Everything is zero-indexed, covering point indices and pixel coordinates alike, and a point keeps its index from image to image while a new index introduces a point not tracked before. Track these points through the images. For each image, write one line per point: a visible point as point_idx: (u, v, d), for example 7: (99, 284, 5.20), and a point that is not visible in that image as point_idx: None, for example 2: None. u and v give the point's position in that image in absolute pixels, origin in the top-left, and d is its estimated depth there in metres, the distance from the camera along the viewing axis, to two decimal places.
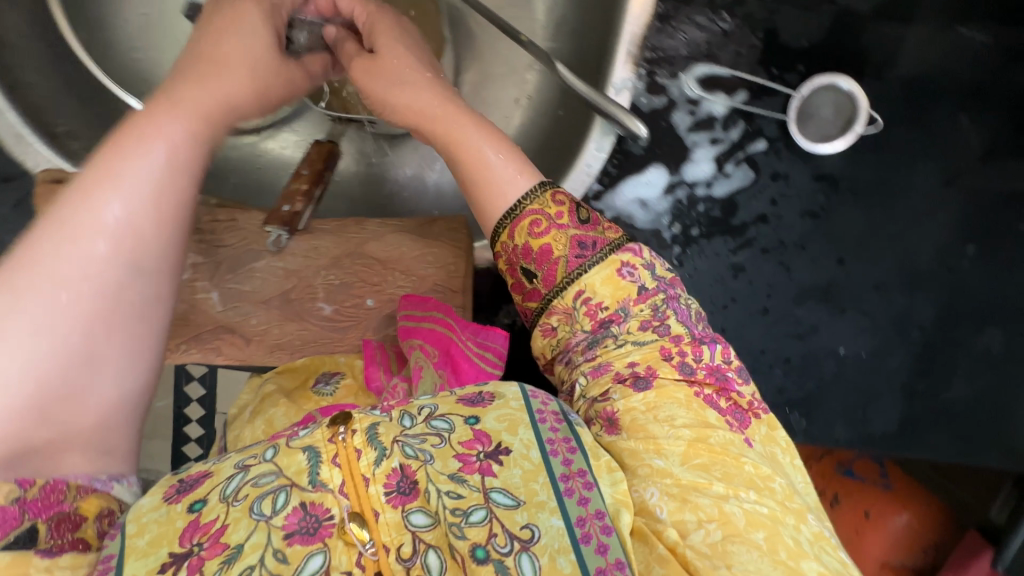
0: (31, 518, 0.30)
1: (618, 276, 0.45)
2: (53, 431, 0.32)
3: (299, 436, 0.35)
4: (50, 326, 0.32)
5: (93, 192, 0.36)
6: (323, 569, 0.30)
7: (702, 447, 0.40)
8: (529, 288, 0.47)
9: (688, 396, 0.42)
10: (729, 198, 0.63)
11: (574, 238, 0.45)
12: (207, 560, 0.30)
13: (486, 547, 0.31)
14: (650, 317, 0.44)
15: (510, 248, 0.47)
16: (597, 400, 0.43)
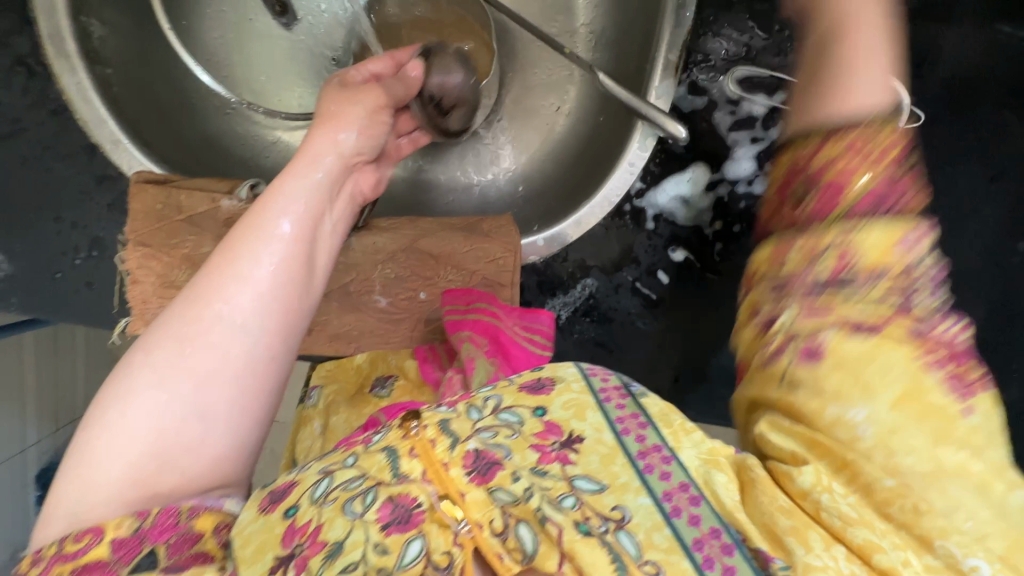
0: (150, 542, 0.31)
1: (896, 245, 0.32)
2: (174, 473, 0.34)
3: (374, 440, 0.36)
4: (176, 377, 0.35)
5: (225, 266, 0.39)
6: (422, 552, 0.32)
7: (915, 402, 0.30)
8: (790, 211, 0.35)
9: (907, 355, 0.31)
10: (771, 197, 0.57)
11: (871, 189, 0.33)
12: (311, 557, 0.31)
13: (586, 523, 0.33)
14: (896, 282, 0.32)
15: (792, 161, 0.35)
16: (802, 340, 0.32)
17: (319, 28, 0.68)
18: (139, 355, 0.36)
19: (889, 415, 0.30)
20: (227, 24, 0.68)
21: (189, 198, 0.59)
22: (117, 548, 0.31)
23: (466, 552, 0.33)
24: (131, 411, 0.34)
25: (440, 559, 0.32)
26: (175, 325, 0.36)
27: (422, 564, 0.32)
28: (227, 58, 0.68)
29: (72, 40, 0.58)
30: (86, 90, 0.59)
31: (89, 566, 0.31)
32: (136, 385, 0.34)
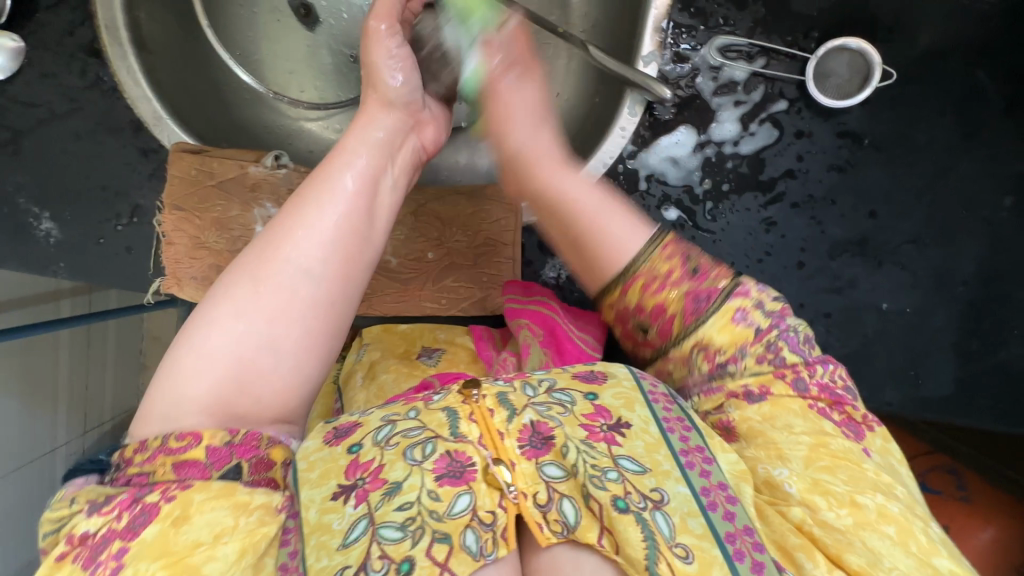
0: (237, 458, 0.34)
1: (732, 322, 0.44)
2: (251, 401, 0.36)
3: (434, 399, 0.38)
4: (250, 312, 0.37)
5: (300, 209, 0.41)
6: (470, 507, 0.34)
7: (825, 453, 0.40)
8: (641, 338, 0.47)
9: (804, 408, 0.43)
10: (756, 155, 0.62)
11: (689, 292, 0.45)
12: (371, 491, 0.34)
13: (625, 498, 0.34)
14: (763, 350, 0.44)
15: (619, 307, 0.47)
16: (710, 412, 0.45)
17: (339, 31, 0.70)
18: (221, 290, 0.38)
19: (808, 472, 0.39)
20: (256, 26, 0.71)
21: (220, 165, 0.61)
22: (211, 455, 0.34)
23: (509, 516, 0.34)
24: (213, 342, 0.36)
25: (485, 516, 0.34)
26: (251, 267, 0.39)
27: (470, 515, 0.33)
28: (260, 55, 0.71)
29: (126, 29, 0.61)
30: (135, 75, 0.62)
31: (187, 463, 0.33)
32: (216, 318, 0.37)
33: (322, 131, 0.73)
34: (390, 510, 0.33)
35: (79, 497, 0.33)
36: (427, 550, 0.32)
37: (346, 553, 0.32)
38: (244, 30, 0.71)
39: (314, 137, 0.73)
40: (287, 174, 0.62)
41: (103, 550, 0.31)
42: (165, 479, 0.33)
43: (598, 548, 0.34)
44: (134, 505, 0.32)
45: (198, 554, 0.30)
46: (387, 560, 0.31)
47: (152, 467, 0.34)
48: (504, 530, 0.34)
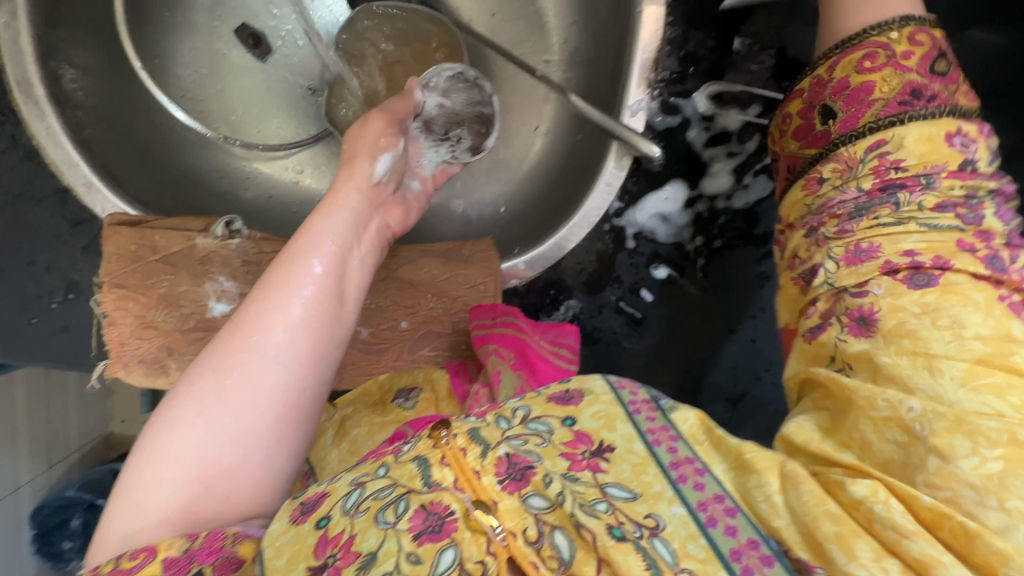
0: (198, 563, 0.33)
1: (945, 139, 0.43)
2: (218, 499, 0.36)
3: (404, 450, 0.36)
4: (217, 409, 0.37)
5: (261, 299, 0.41)
6: (455, 561, 0.31)
7: (996, 368, 0.35)
8: (824, 129, 0.47)
9: (991, 300, 0.38)
10: (749, 208, 0.65)
11: (915, 82, 0.44)
12: (344, 567, 0.31)
13: (620, 528, 0.32)
14: (958, 200, 0.42)
15: (813, 93, 0.48)
16: (851, 292, 0.41)
17: (297, 60, 0.68)
18: (187, 386, 0.38)
19: (961, 396, 0.34)
20: (200, 61, 0.66)
21: (164, 238, 0.58)
22: (168, 567, 0.33)
23: (500, 561, 0.32)
24: (176, 439, 0.36)
25: (474, 568, 0.31)
26: (218, 360, 0.38)
27: (455, 569, 0.31)
28: (201, 96, 0.67)
29: (41, 85, 0.55)
30: (57, 136, 0.56)
31: None
32: (182, 417, 0.37)
33: (283, 172, 0.70)
34: None
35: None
36: None
37: None
38: (176, 68, 0.66)
39: (275, 181, 0.70)
40: (239, 243, 0.59)
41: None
42: None
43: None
44: None
45: None
46: None
47: None
48: None
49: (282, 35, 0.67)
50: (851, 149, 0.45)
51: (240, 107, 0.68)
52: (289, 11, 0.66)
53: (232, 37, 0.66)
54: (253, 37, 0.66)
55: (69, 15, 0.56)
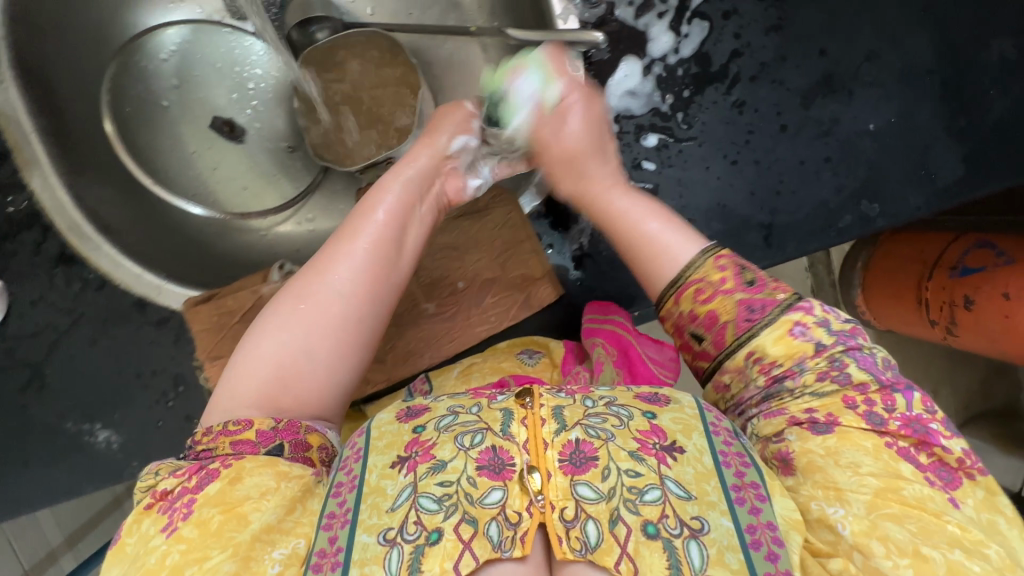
0: (280, 438, 0.41)
1: (790, 335, 0.42)
2: (290, 397, 0.43)
3: (497, 399, 0.40)
4: (292, 327, 0.44)
5: (338, 241, 0.48)
6: (501, 502, 0.34)
7: (893, 499, 0.37)
8: (699, 349, 0.46)
9: (878, 446, 0.39)
10: (700, 54, 0.54)
11: (744, 302, 0.44)
12: (420, 463, 0.36)
13: (656, 525, 0.33)
14: (828, 368, 0.41)
15: (676, 318, 0.47)
16: (771, 441, 0.42)
17: (271, 125, 0.68)
18: (270, 310, 0.46)
19: (869, 516, 0.36)
20: (192, 161, 0.67)
21: (235, 298, 0.56)
22: (260, 435, 0.41)
23: (533, 520, 0.34)
24: (261, 350, 0.44)
25: (512, 515, 0.34)
26: (298, 288, 0.46)
27: (498, 510, 0.34)
28: (212, 190, 0.67)
29: (87, 222, 0.58)
30: (117, 261, 0.58)
31: (241, 441, 0.41)
32: (266, 330, 0.45)
33: (297, 228, 0.68)
34: (431, 483, 0.35)
35: (160, 469, 0.41)
36: (455, 526, 0.33)
37: (392, 515, 0.34)
38: (184, 170, 0.66)
39: (290, 239, 0.68)
40: None
41: (177, 501, 0.38)
42: (224, 454, 0.41)
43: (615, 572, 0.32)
44: (201, 471, 0.40)
45: (248, 505, 0.37)
46: (420, 527, 0.34)
47: (214, 445, 0.41)
48: (526, 531, 0.34)
49: (252, 103, 0.68)
50: (731, 362, 0.44)
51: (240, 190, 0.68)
52: (245, 87, 0.67)
53: (207, 130, 0.67)
54: (226, 124, 0.67)
55: (78, 161, 0.60)
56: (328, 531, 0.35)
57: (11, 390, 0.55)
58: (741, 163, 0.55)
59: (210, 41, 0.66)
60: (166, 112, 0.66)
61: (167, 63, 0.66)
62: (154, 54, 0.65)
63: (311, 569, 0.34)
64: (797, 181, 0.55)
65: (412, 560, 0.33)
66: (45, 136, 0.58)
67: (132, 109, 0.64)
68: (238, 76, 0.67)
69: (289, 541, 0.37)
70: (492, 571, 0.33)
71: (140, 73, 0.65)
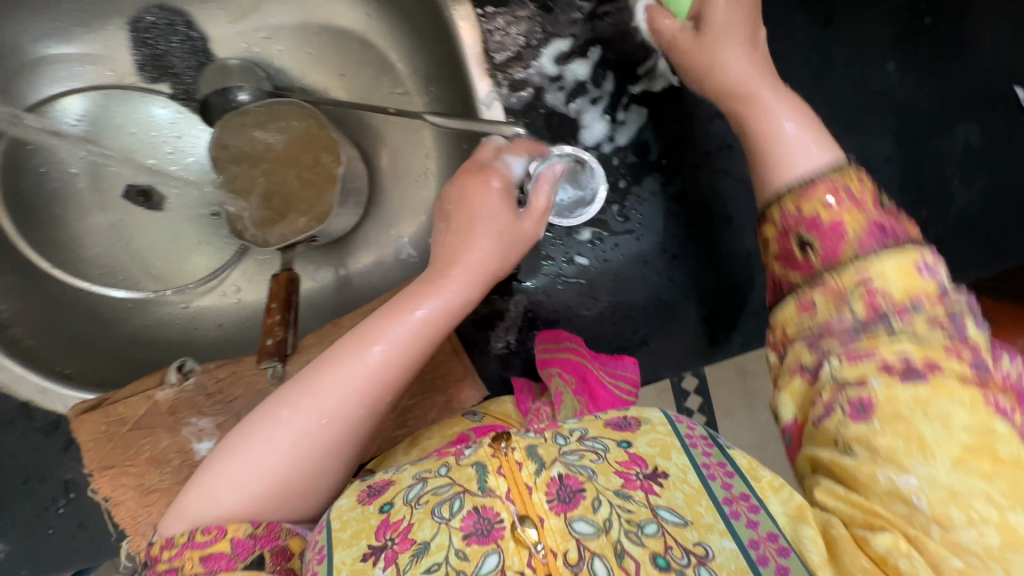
0: (259, 548, 0.37)
1: (917, 271, 0.35)
2: (285, 512, 0.40)
3: (465, 454, 0.36)
4: (302, 445, 0.40)
5: (364, 344, 0.42)
6: (498, 567, 0.31)
7: (982, 455, 0.30)
8: (797, 260, 0.38)
9: (978, 398, 0.31)
10: (637, 142, 0.53)
11: (874, 223, 0.36)
12: (400, 552, 0.32)
13: (665, 556, 0.30)
14: (942, 314, 0.34)
15: (779, 220, 0.38)
16: (849, 384, 0.33)
17: (185, 190, 0.69)
18: (279, 406, 0.41)
19: (949, 479, 0.30)
20: (108, 233, 0.68)
21: (126, 407, 0.54)
22: (235, 546, 0.37)
23: None
24: (264, 458, 0.40)
25: None
26: (313, 399, 0.41)
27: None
28: (124, 264, 0.68)
29: None
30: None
31: (214, 556, 0.37)
32: (268, 436, 0.40)
33: (223, 299, 0.69)
34: (418, 573, 0.31)
35: None
36: None
37: None
38: (96, 240, 0.67)
39: (215, 312, 0.68)
40: (196, 381, 0.56)
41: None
42: (194, 573, 0.36)
43: None
44: None
45: None
46: None
47: (181, 562, 0.37)
48: None
49: (166, 170, 0.68)
50: (834, 279, 0.35)
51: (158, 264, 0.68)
52: (160, 154, 0.68)
53: (122, 198, 0.68)
54: (142, 194, 0.68)
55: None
56: None
57: None
58: None
59: (119, 107, 0.67)
60: (76, 183, 0.67)
61: (75, 133, 0.66)
62: (60, 126, 0.66)
63: None
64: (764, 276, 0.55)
65: None
66: None
67: (37, 187, 0.65)
68: (150, 143, 0.68)
69: None
70: None
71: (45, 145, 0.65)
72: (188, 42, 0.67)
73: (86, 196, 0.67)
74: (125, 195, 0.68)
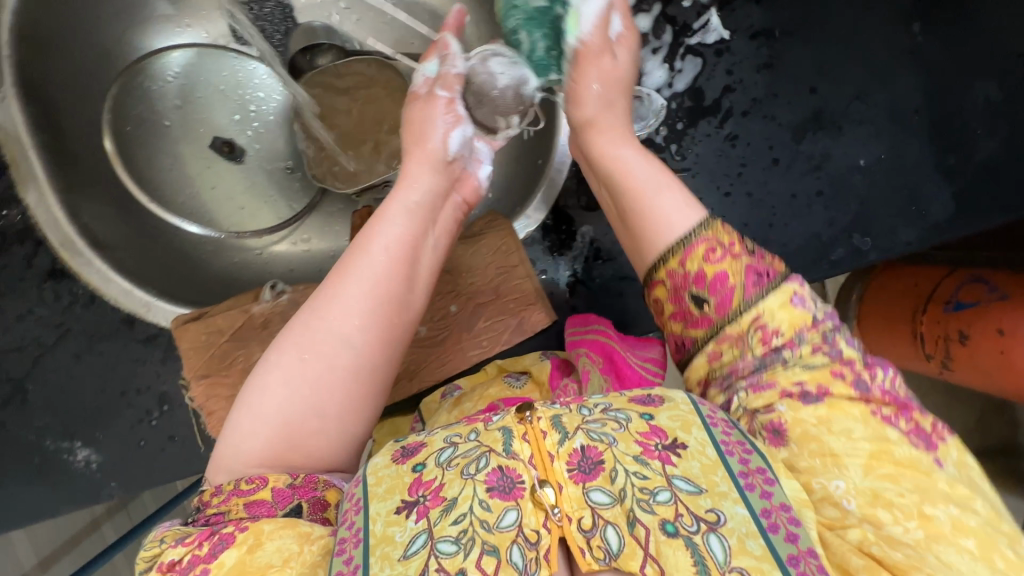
0: (298, 497, 0.40)
1: (791, 304, 0.44)
2: (302, 454, 0.42)
3: (493, 421, 0.39)
4: (296, 381, 0.42)
5: (335, 284, 0.45)
6: (517, 522, 0.34)
7: (886, 461, 0.38)
8: (697, 315, 0.45)
9: (865, 413, 0.40)
10: (693, 87, 0.62)
11: (749, 267, 0.44)
12: (431, 507, 0.35)
13: (674, 522, 0.33)
14: (820, 341, 0.43)
15: (674, 280, 0.46)
16: (760, 412, 0.42)
17: (269, 144, 0.73)
18: (273, 355, 0.43)
19: (866, 483, 0.37)
20: (189, 182, 0.71)
21: (225, 317, 0.60)
22: (277, 495, 0.40)
23: (552, 536, 0.34)
24: (264, 402, 0.42)
25: (531, 534, 0.34)
26: (300, 338, 0.43)
27: (516, 531, 0.34)
28: (209, 206, 0.72)
29: (83, 240, 0.63)
30: (108, 276, 0.63)
31: (257, 502, 0.39)
32: (266, 382, 0.42)
33: (292, 248, 0.73)
34: (446, 524, 0.34)
35: (166, 536, 0.39)
36: (477, 562, 0.32)
37: (406, 564, 0.33)
38: (184, 185, 0.71)
39: (285, 257, 0.72)
40: (290, 299, 0.61)
41: (189, 571, 0.36)
42: (238, 517, 0.39)
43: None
44: (214, 535, 0.37)
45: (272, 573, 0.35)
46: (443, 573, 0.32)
47: (228, 507, 0.39)
48: (547, 550, 0.34)
49: (251, 125, 0.73)
50: (734, 327, 0.44)
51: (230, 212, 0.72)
52: (246, 109, 0.73)
53: (208, 150, 0.72)
54: (226, 145, 0.72)
55: (76, 178, 0.65)
56: None
57: None
58: (734, 194, 0.62)
59: (216, 65, 0.71)
60: (169, 131, 0.71)
61: (171, 85, 0.70)
62: (160, 77, 0.69)
63: None
64: (789, 214, 0.62)
65: None
66: (45, 154, 0.62)
67: (143, 133, 0.70)
68: (238, 100, 0.72)
69: None
70: None
71: (145, 95, 0.69)
72: (280, 8, 0.71)
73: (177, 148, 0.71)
74: (215, 144, 0.72)
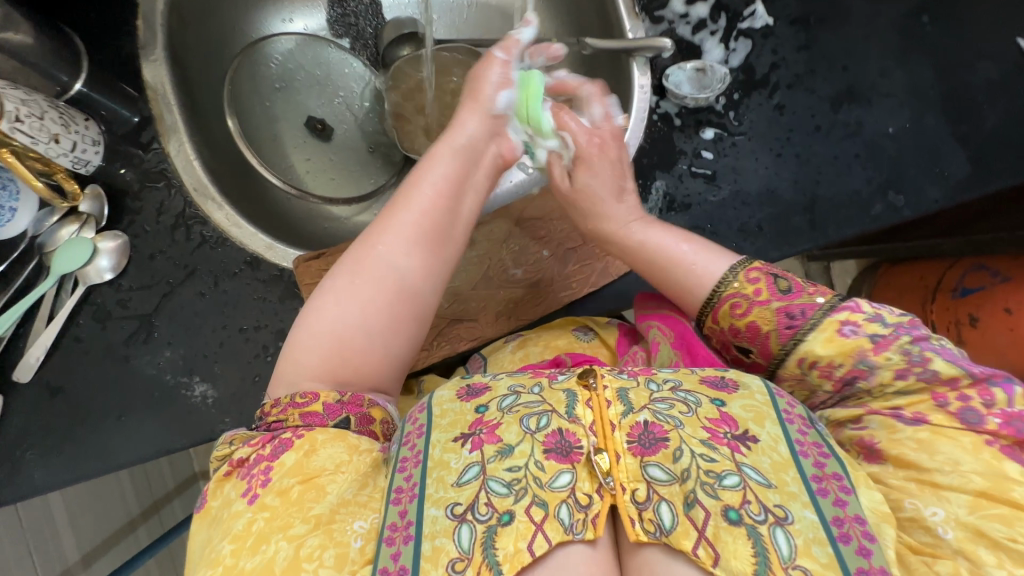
0: (346, 412, 0.41)
1: (839, 336, 0.41)
2: (352, 368, 0.43)
3: (557, 380, 0.39)
4: (349, 304, 0.44)
5: (389, 215, 0.46)
6: (570, 484, 0.33)
7: (999, 500, 0.34)
8: (749, 361, 0.46)
9: (977, 443, 0.36)
10: (746, 66, 0.58)
11: (780, 310, 0.43)
12: (487, 442, 0.35)
13: (738, 510, 0.32)
14: (903, 364, 0.40)
15: (718, 333, 0.47)
16: (846, 425, 0.40)
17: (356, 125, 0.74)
18: (331, 281, 0.45)
19: (969, 518, 0.34)
20: (283, 156, 0.71)
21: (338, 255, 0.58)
22: (328, 408, 0.41)
23: (604, 502, 0.33)
24: (323, 322, 0.43)
25: (582, 498, 0.33)
26: (359, 262, 0.45)
27: (568, 492, 0.33)
28: (303, 177, 0.71)
29: (213, 184, 0.62)
30: (235, 220, 0.61)
31: (309, 413, 0.40)
32: (324, 300, 0.44)
33: (375, 218, 0.72)
34: (500, 467, 0.34)
35: (235, 438, 0.42)
36: (527, 509, 0.33)
37: (460, 490, 0.34)
38: (278, 160, 0.71)
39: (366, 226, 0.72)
40: None
41: (255, 467, 0.39)
42: (294, 426, 0.40)
43: (693, 557, 0.31)
44: (274, 439, 0.40)
45: (325, 478, 0.37)
46: (492, 508, 0.33)
47: (285, 416, 0.41)
48: (597, 513, 0.33)
49: (343, 110, 0.73)
50: (785, 372, 0.43)
51: (321, 182, 0.72)
52: (337, 94, 0.73)
53: (304, 129, 0.72)
54: (319, 123, 0.72)
55: (209, 137, 0.65)
56: (396, 505, 0.34)
57: (116, 340, 0.58)
58: (785, 156, 0.56)
59: (312, 54, 0.72)
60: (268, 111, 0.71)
61: (274, 68, 0.71)
62: (265, 59, 0.70)
63: (383, 543, 0.33)
64: (832, 173, 0.55)
65: (484, 538, 0.32)
66: (185, 107, 0.63)
67: (249, 109, 0.70)
68: (331, 85, 0.73)
69: (366, 515, 0.36)
70: (563, 554, 0.32)
71: (253, 75, 0.70)
72: (372, 4, 0.74)
73: (271, 129, 0.71)
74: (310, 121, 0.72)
